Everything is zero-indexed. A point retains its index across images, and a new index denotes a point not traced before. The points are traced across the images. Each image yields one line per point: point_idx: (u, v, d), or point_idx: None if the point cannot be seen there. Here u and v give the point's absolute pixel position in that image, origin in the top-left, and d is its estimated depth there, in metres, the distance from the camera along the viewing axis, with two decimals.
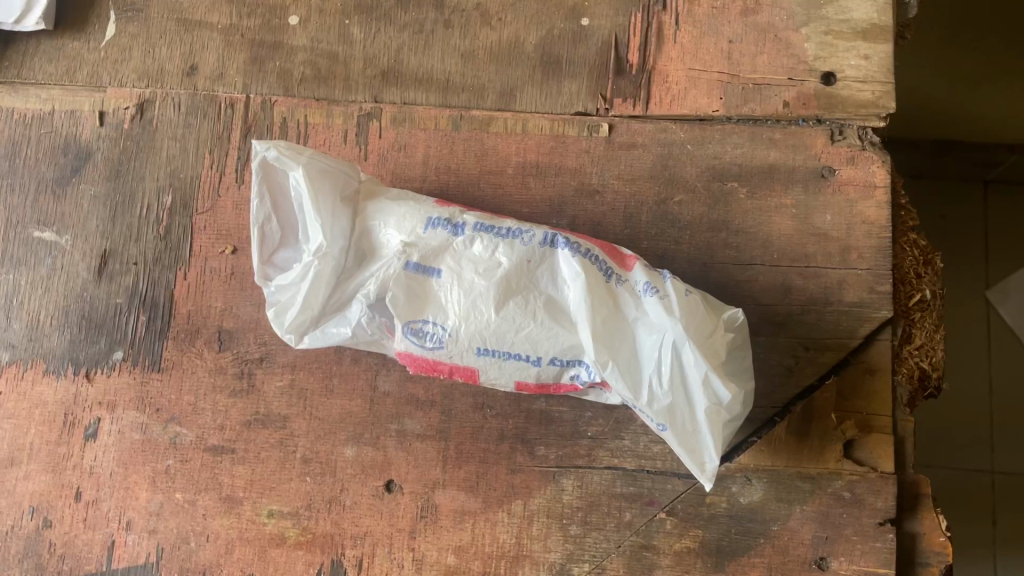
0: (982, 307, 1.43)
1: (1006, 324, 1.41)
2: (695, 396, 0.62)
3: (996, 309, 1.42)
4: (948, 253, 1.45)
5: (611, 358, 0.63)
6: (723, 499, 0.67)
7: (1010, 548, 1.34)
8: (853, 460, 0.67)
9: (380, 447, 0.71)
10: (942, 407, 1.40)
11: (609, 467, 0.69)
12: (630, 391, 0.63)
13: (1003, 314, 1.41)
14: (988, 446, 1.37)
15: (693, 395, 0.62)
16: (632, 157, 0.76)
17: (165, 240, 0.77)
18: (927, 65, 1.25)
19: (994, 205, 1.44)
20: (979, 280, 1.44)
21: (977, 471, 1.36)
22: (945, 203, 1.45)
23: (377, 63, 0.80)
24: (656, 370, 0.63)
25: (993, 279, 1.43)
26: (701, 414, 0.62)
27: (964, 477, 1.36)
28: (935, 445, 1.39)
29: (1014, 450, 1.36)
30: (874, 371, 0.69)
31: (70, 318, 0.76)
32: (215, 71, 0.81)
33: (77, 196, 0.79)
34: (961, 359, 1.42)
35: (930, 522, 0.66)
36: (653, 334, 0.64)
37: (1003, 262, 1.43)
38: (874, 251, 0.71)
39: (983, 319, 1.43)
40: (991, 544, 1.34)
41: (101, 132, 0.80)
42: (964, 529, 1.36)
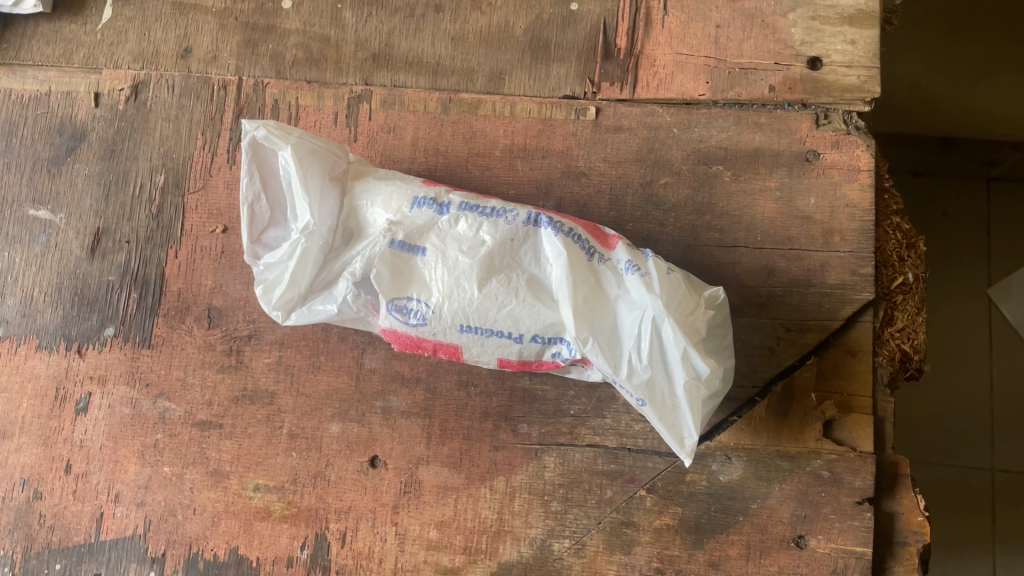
0: (984, 306, 1.43)
1: (1006, 321, 1.42)
2: (675, 371, 0.63)
3: (998, 307, 1.42)
4: (952, 250, 1.44)
5: (591, 334, 0.64)
6: (703, 477, 0.68)
7: (1008, 547, 1.34)
8: (832, 440, 0.68)
9: (365, 423, 0.72)
10: (942, 404, 1.40)
11: (590, 445, 0.70)
12: (610, 366, 0.63)
13: (1004, 311, 1.42)
14: (988, 443, 1.37)
15: (673, 370, 0.63)
16: (618, 140, 0.76)
17: (157, 219, 0.78)
18: (926, 63, 1.26)
19: (995, 202, 1.44)
20: (981, 276, 1.43)
21: (976, 468, 1.36)
22: (946, 199, 1.44)
23: (368, 46, 0.81)
24: (636, 346, 0.63)
25: (994, 278, 1.43)
26: (680, 389, 0.63)
27: (964, 474, 1.37)
28: (935, 442, 1.38)
29: (1014, 447, 1.37)
30: (855, 353, 0.69)
31: (63, 294, 0.77)
32: (208, 53, 0.82)
33: (72, 175, 0.80)
34: (962, 356, 1.41)
35: (908, 502, 0.67)
36: (633, 311, 0.64)
37: (1004, 260, 1.43)
38: (856, 234, 0.72)
39: (985, 317, 1.42)
40: (989, 541, 1.35)
41: (96, 113, 0.81)
42: (963, 527, 1.36)
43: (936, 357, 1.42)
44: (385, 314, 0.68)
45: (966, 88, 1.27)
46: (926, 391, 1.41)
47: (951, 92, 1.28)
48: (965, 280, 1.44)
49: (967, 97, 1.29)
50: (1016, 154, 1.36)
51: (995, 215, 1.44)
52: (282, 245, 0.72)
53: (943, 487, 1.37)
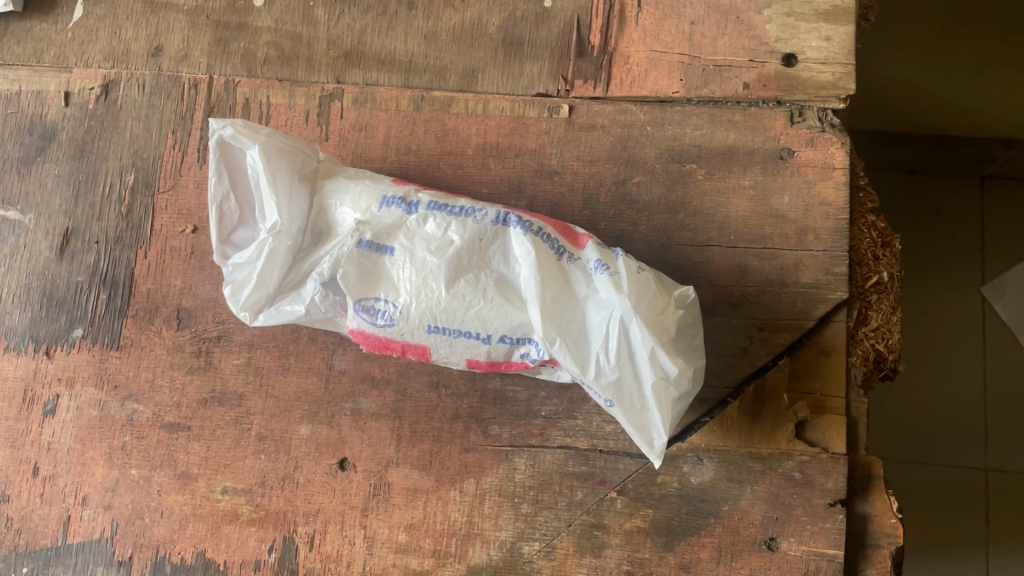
0: (978, 304, 1.42)
1: (1002, 319, 1.40)
2: (643, 372, 0.61)
3: (992, 305, 1.41)
4: (948, 248, 1.43)
5: (558, 334, 0.63)
6: (674, 479, 0.67)
7: (1001, 546, 1.33)
8: (805, 441, 0.67)
9: (334, 425, 0.71)
10: (934, 402, 1.39)
11: (561, 446, 0.69)
12: (577, 367, 0.62)
13: (999, 310, 1.40)
14: (981, 441, 1.37)
15: (640, 370, 0.61)
16: (591, 139, 0.76)
17: (127, 219, 0.77)
18: (915, 64, 1.25)
19: (991, 201, 1.43)
20: (975, 274, 1.43)
21: (969, 466, 1.36)
22: (942, 198, 1.44)
23: (340, 44, 0.80)
24: (604, 346, 0.62)
25: (988, 276, 1.42)
26: (648, 389, 0.61)
27: (956, 473, 1.36)
28: (927, 441, 1.37)
29: (1007, 445, 1.36)
30: (828, 352, 0.68)
31: (32, 296, 0.76)
32: (180, 52, 0.81)
33: (41, 176, 0.79)
34: (954, 355, 1.40)
35: (881, 504, 0.66)
36: (601, 311, 0.63)
37: (997, 258, 1.42)
38: (831, 232, 0.71)
39: (978, 316, 1.41)
40: (983, 540, 1.34)
41: (67, 113, 0.80)
42: (956, 526, 1.35)
43: (928, 356, 1.41)
44: (354, 314, 0.67)
45: (957, 88, 1.26)
46: (917, 391, 1.40)
47: (943, 93, 1.28)
48: (957, 278, 1.43)
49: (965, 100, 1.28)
50: (1009, 152, 1.34)
51: (990, 214, 1.43)
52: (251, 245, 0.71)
53: (936, 487, 1.36)
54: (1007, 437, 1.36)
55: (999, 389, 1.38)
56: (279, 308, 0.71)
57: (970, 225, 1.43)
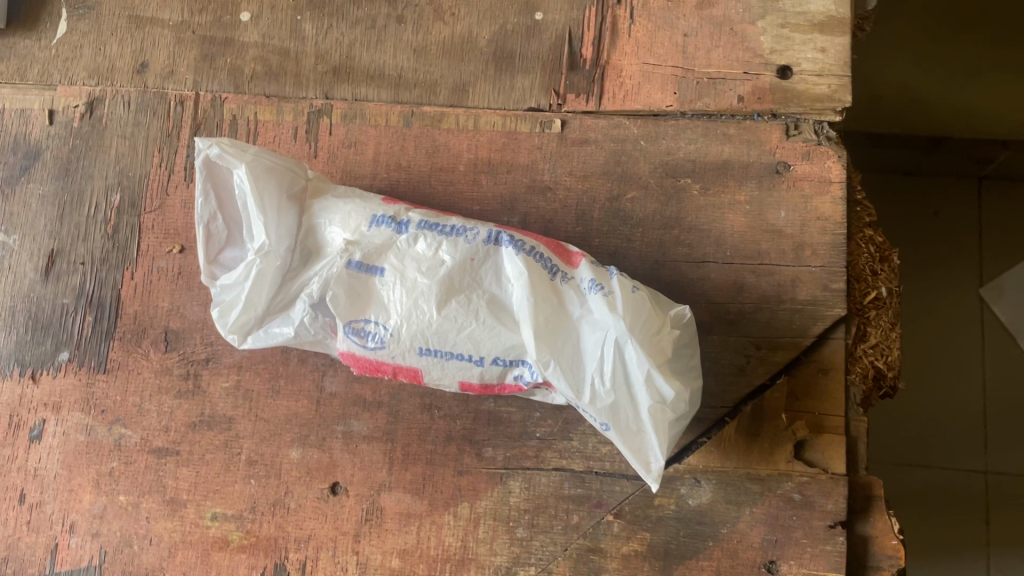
0: (976, 306, 1.41)
1: (1000, 322, 1.40)
2: (639, 394, 0.60)
3: (990, 307, 1.40)
4: (945, 251, 1.43)
5: (552, 357, 0.61)
6: (672, 501, 0.66)
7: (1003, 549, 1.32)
8: (804, 462, 0.66)
9: (325, 449, 0.70)
10: (932, 406, 1.38)
11: (556, 468, 0.68)
12: (572, 390, 0.61)
13: (997, 312, 1.40)
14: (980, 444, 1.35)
15: (637, 393, 0.60)
16: (584, 154, 0.74)
17: (113, 239, 0.76)
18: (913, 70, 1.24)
19: (987, 202, 1.42)
20: (973, 276, 1.42)
21: (968, 470, 1.35)
22: (939, 200, 1.43)
23: (329, 59, 0.79)
24: (599, 368, 0.61)
25: (987, 277, 1.41)
26: (644, 413, 0.60)
27: (955, 476, 1.35)
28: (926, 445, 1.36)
29: (1006, 448, 1.35)
30: (827, 371, 0.67)
31: (17, 319, 0.75)
32: (165, 68, 0.80)
33: (25, 196, 0.78)
34: (954, 359, 1.39)
35: (882, 525, 0.65)
36: (596, 332, 0.62)
37: (996, 259, 1.42)
38: (828, 248, 0.70)
39: (976, 318, 1.41)
40: (984, 544, 1.32)
41: (51, 131, 0.79)
42: (957, 530, 1.33)
43: (926, 360, 1.40)
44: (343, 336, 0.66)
45: (954, 91, 1.26)
46: (917, 396, 1.39)
47: (941, 96, 1.27)
48: (955, 280, 1.42)
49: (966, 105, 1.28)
50: (1006, 151, 1.33)
51: (987, 216, 1.42)
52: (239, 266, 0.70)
53: (936, 492, 1.35)
54: (1007, 440, 1.35)
55: (998, 392, 1.37)
56: (268, 330, 0.69)
57: (968, 227, 1.42)
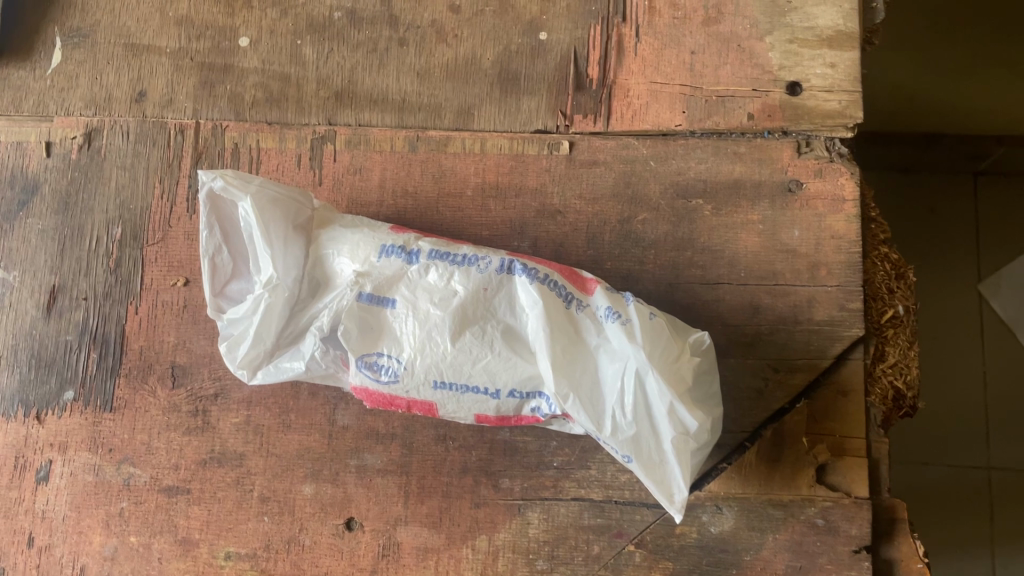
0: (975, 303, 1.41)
1: (998, 317, 1.40)
2: (661, 424, 0.59)
3: (988, 303, 1.40)
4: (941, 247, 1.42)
5: (571, 389, 0.60)
6: (694, 530, 0.65)
7: (1008, 547, 1.32)
8: (826, 486, 0.65)
9: (339, 484, 0.69)
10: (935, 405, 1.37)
11: (575, 498, 0.67)
12: (592, 422, 0.60)
13: (995, 307, 1.40)
14: (984, 441, 1.35)
15: (659, 424, 0.59)
16: (593, 175, 0.73)
17: (115, 273, 0.75)
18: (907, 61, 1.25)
19: (983, 196, 1.41)
20: (971, 273, 1.42)
21: (973, 468, 1.34)
22: (934, 196, 1.42)
23: (330, 84, 0.78)
24: (619, 399, 0.60)
25: (985, 274, 1.41)
26: (667, 443, 0.59)
27: (960, 475, 1.34)
28: (930, 444, 1.36)
29: (1010, 445, 1.34)
30: (846, 392, 0.67)
31: (20, 357, 0.73)
32: (164, 96, 0.78)
33: (25, 230, 0.76)
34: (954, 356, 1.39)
35: (906, 548, 0.64)
36: (615, 362, 0.61)
37: (994, 256, 1.42)
38: (844, 267, 0.69)
39: (976, 315, 1.40)
40: (989, 542, 1.32)
41: (48, 163, 0.78)
42: (961, 528, 1.33)
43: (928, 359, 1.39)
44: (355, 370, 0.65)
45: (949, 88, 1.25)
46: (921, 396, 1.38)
47: (936, 93, 1.26)
48: (955, 278, 1.42)
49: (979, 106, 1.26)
50: (1001, 148, 1.31)
51: (983, 210, 1.41)
52: (246, 299, 0.69)
53: (941, 491, 1.34)
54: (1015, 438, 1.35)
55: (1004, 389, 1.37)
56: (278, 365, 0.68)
57: (965, 224, 1.42)
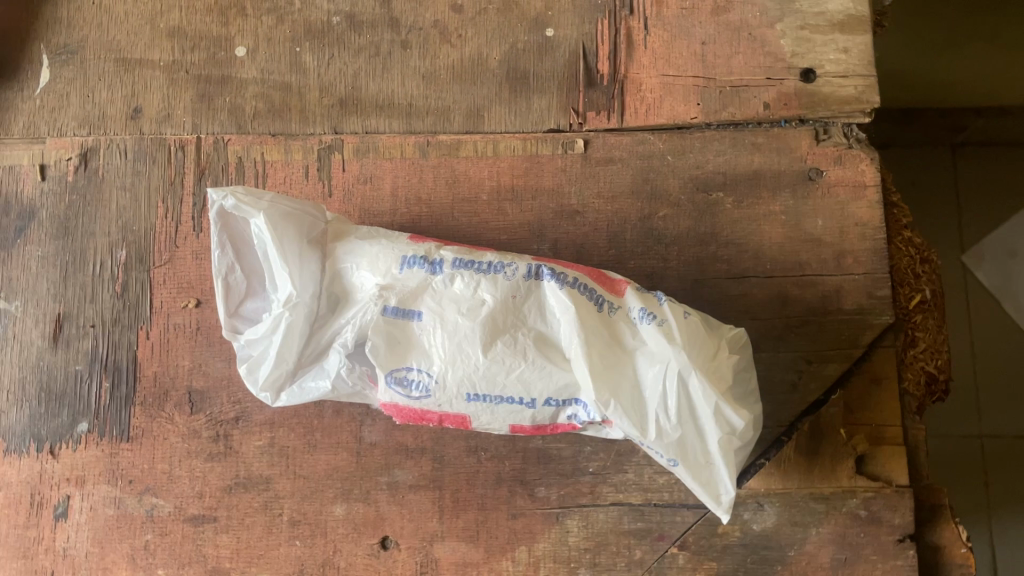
0: (959, 272, 1.41)
1: (983, 287, 1.40)
2: (706, 426, 0.59)
3: (972, 272, 1.41)
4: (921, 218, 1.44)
5: (612, 396, 0.59)
6: (736, 528, 0.65)
7: (1004, 511, 1.32)
8: (866, 476, 0.65)
9: (371, 503, 0.67)
10: None
11: (614, 503, 0.66)
12: (637, 428, 0.59)
13: (980, 277, 1.40)
14: (974, 407, 1.35)
15: (704, 426, 0.59)
16: (610, 173, 0.72)
17: (122, 298, 0.72)
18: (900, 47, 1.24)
19: (962, 165, 1.42)
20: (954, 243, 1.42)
21: (964, 435, 1.35)
22: (915, 168, 1.43)
23: (333, 91, 0.75)
24: (662, 404, 0.59)
25: (967, 243, 1.42)
26: (713, 444, 0.59)
27: (952, 443, 1.35)
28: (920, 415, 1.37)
29: (1001, 409, 1.35)
30: (880, 380, 0.66)
31: (28, 391, 0.71)
32: (160, 112, 0.76)
33: (24, 258, 0.73)
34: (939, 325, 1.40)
35: (949, 534, 0.64)
36: (655, 365, 0.60)
37: (978, 225, 1.42)
38: (870, 254, 0.68)
39: (960, 284, 1.41)
40: (984, 508, 1.33)
41: (44, 187, 0.75)
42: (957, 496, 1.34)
43: None
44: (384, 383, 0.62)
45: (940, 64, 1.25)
46: None
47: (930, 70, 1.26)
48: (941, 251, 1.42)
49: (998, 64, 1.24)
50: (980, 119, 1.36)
51: (963, 179, 1.42)
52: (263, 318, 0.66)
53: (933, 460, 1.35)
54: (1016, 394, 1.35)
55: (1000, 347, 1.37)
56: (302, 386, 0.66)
57: (945, 197, 1.42)
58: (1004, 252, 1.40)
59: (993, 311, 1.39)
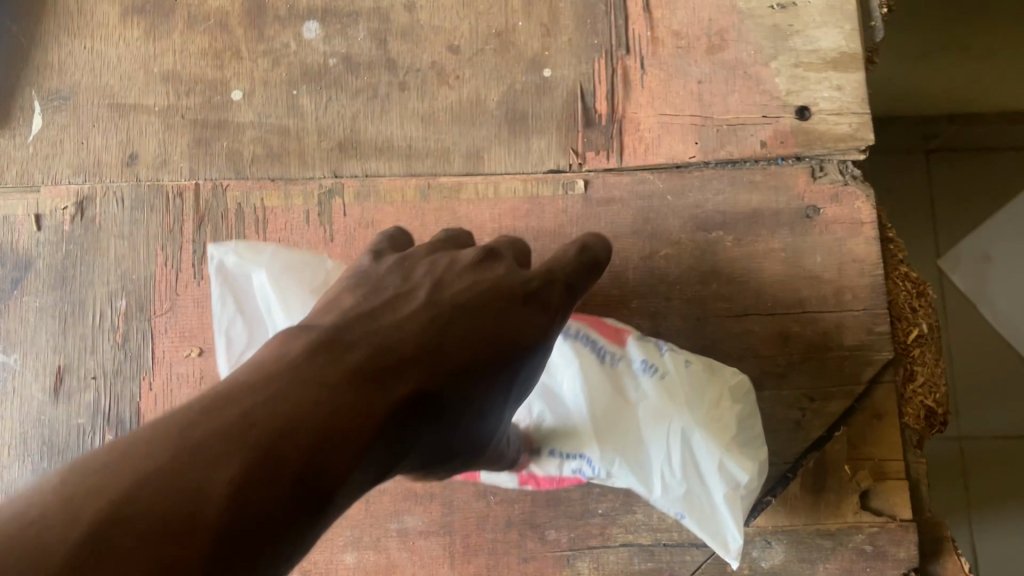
0: (935, 275, 1.44)
1: (959, 290, 1.43)
2: (711, 481, 0.59)
3: (948, 277, 1.43)
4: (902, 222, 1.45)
5: (616, 452, 0.61)
6: (745, 566, 0.65)
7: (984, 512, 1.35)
8: (871, 511, 0.66)
9: (381, 550, 0.67)
10: None
11: (624, 544, 0.66)
12: (642, 485, 0.61)
13: (956, 280, 1.43)
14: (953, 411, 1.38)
15: (709, 481, 0.59)
16: (611, 213, 0.73)
17: (123, 349, 0.72)
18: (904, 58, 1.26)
19: (936, 172, 1.45)
20: (930, 248, 1.45)
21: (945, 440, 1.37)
22: (891, 175, 1.46)
23: (332, 134, 0.75)
24: (666, 459, 0.60)
25: (942, 248, 1.44)
26: (717, 497, 0.59)
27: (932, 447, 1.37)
28: None
29: (978, 412, 1.38)
30: (881, 416, 0.67)
31: (30, 445, 0.70)
32: (157, 158, 0.75)
33: (22, 310, 0.72)
34: None
35: (953, 565, 0.65)
36: (658, 422, 0.61)
37: (955, 229, 1.44)
38: (868, 290, 0.69)
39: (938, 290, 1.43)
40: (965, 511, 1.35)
41: (40, 237, 0.74)
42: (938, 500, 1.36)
43: None
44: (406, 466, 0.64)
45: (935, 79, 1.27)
46: None
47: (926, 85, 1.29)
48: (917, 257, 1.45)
49: (984, 68, 1.25)
50: (952, 131, 1.38)
51: (937, 186, 1.44)
52: None
53: None
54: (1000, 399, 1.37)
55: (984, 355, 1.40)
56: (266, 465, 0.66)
57: (920, 202, 1.45)
58: (979, 256, 1.42)
59: (971, 315, 1.41)
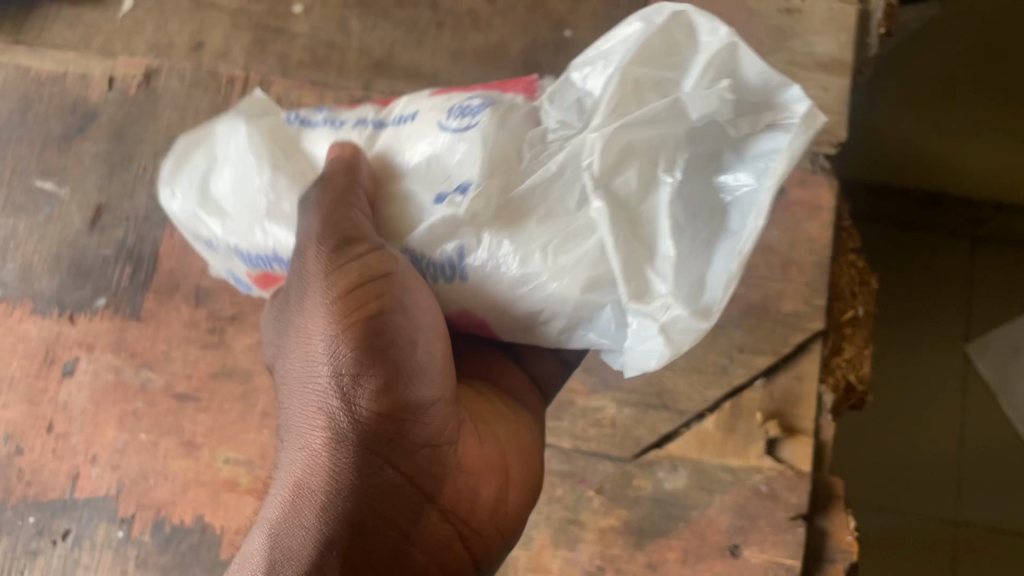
0: (960, 363, 1.41)
1: (982, 379, 1.40)
2: (661, 185, 0.48)
3: (972, 363, 1.41)
4: (919, 302, 1.43)
5: (652, 246, 0.47)
6: (649, 484, 0.72)
7: None
8: (773, 458, 0.71)
9: None
10: (895, 434, 1.39)
11: (545, 445, 0.74)
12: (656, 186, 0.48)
13: (980, 368, 1.40)
14: (951, 488, 1.36)
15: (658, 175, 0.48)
16: None
17: (156, 200, 0.82)
18: (927, 122, 1.23)
19: (978, 260, 1.43)
20: (960, 330, 1.42)
21: (939, 517, 1.35)
22: (926, 255, 1.43)
23: (371, 54, 0.86)
24: (613, 179, 0.48)
25: (971, 334, 1.42)
26: (647, 155, 0.48)
27: (917, 520, 1.35)
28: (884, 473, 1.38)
29: (980, 498, 1.35)
30: (802, 378, 0.73)
31: (62, 263, 0.81)
32: (220, 50, 0.88)
33: (79, 153, 0.84)
34: (921, 384, 1.41)
35: (839, 521, 0.71)
36: (642, 195, 0.48)
37: (986, 318, 1.42)
38: (814, 268, 0.75)
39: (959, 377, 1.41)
40: None
41: (108, 96, 0.86)
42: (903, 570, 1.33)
43: (914, 385, 1.41)
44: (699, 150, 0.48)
45: (958, 146, 1.25)
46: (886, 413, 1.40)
47: (951, 153, 1.26)
48: (942, 339, 1.42)
49: (1007, 143, 1.24)
50: (998, 216, 1.35)
51: (981, 272, 1.42)
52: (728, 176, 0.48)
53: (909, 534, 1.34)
54: (982, 491, 1.35)
55: (986, 448, 1.38)
56: (779, 159, 0.47)
57: (955, 291, 1.42)
58: (1006, 348, 1.38)
59: (992, 406, 1.39)
